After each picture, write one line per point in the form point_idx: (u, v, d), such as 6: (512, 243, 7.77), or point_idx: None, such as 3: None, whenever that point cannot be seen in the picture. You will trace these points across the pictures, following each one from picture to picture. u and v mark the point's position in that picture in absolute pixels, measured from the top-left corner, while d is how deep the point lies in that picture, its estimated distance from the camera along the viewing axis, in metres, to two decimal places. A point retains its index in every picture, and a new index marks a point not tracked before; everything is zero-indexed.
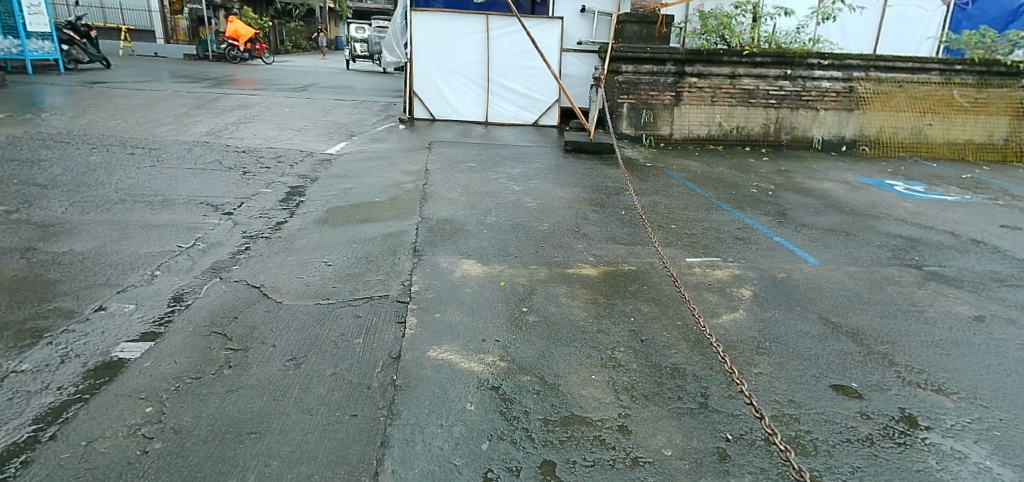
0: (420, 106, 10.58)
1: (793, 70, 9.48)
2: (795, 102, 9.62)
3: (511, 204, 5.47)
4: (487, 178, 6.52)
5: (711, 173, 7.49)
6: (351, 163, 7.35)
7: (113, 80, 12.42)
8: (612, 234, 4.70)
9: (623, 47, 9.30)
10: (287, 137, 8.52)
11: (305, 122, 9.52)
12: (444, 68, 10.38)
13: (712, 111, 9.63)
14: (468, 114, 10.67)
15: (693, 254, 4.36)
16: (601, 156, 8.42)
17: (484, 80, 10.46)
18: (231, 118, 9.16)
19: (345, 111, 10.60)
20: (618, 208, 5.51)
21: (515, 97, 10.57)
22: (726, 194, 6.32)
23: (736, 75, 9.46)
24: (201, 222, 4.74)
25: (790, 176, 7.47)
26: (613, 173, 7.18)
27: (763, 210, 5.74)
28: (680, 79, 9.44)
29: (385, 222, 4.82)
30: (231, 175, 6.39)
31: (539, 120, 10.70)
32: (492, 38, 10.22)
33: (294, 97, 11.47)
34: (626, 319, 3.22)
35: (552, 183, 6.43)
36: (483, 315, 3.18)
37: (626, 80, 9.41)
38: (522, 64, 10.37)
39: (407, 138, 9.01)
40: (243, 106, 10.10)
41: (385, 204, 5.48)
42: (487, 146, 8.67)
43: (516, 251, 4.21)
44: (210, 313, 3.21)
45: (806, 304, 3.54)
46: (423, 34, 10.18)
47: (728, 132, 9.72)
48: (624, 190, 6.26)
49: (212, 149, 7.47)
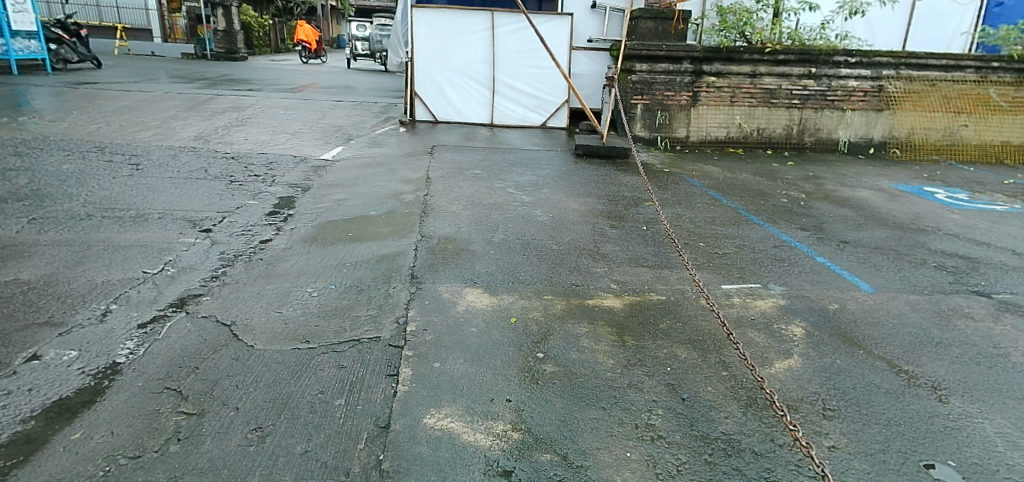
0: (422, 107, 10.07)
1: (818, 69, 9.05)
2: (820, 102, 9.17)
3: (519, 218, 4.96)
4: (493, 186, 6.00)
5: (735, 180, 6.96)
6: (346, 171, 6.86)
7: (103, 80, 11.96)
8: (635, 255, 4.17)
9: (636, 45, 8.83)
10: (279, 142, 8.05)
11: (300, 124, 9.04)
12: (447, 67, 9.87)
13: (732, 112, 9.16)
14: (472, 116, 10.14)
15: (728, 277, 3.84)
16: (614, 161, 7.90)
17: (488, 80, 9.94)
18: (221, 121, 8.68)
19: (343, 113, 10.10)
20: (638, 222, 4.99)
21: (521, 98, 10.04)
22: (754, 204, 5.80)
23: (757, 74, 9.01)
24: (174, 242, 4.25)
25: (820, 183, 6.93)
26: (629, 180, 6.66)
27: (798, 223, 5.20)
28: (698, 78, 9.00)
29: (380, 242, 4.30)
30: (215, 184, 5.92)
31: (548, 122, 10.16)
32: (497, 36, 9.70)
33: (289, 98, 10.98)
34: (662, 369, 2.67)
35: (563, 193, 5.92)
36: (490, 365, 2.65)
37: (640, 80, 8.93)
38: (529, 63, 9.87)
39: (408, 141, 8.50)
40: (235, 108, 9.64)
41: (381, 218, 4.98)
42: (493, 150, 8.16)
43: (528, 276, 3.69)
44: (167, 361, 2.70)
45: (870, 344, 3.01)
46: (424, 32, 9.66)
47: (749, 134, 9.24)
48: (643, 201, 5.73)
49: (198, 156, 7.02)
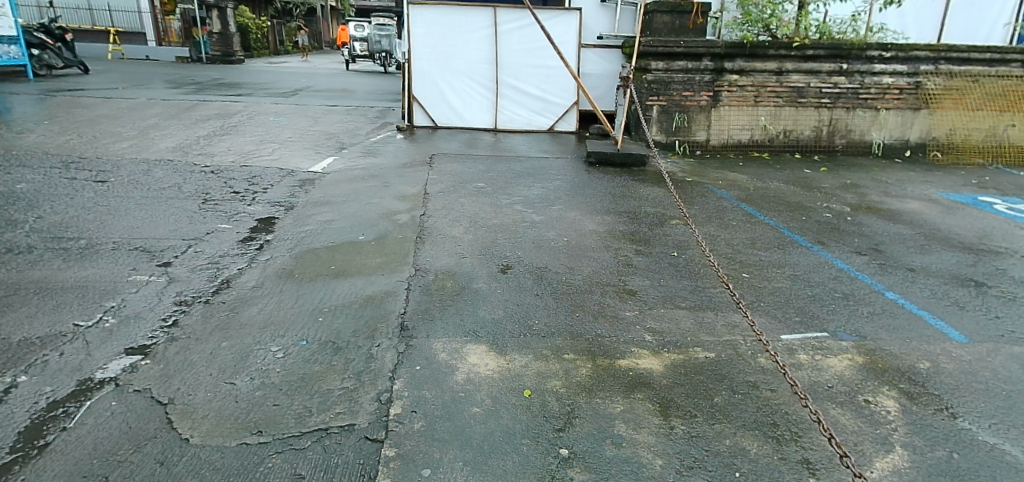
0: (421, 112, 9.42)
1: (850, 64, 8.34)
2: (852, 101, 8.48)
3: (530, 243, 4.32)
4: (499, 204, 5.36)
5: (768, 191, 6.28)
6: (336, 186, 6.23)
7: (85, 86, 11.37)
8: (670, 292, 3.51)
9: (652, 41, 8.14)
10: (266, 152, 7.43)
11: (290, 132, 8.42)
12: (447, 68, 9.21)
13: (756, 113, 8.48)
14: (474, 121, 9.47)
15: (785, 323, 3.16)
16: (631, 169, 7.23)
17: (492, 82, 9.27)
18: (204, 130, 8.07)
19: (337, 118, 9.47)
20: (667, 246, 4.33)
21: (527, 100, 9.36)
22: (794, 221, 5.13)
23: (784, 72, 8.32)
24: (124, 280, 3.60)
25: (861, 193, 6.26)
26: (650, 192, 6.02)
27: (850, 244, 4.54)
28: (719, 76, 8.28)
29: (367, 279, 3.65)
30: (187, 204, 5.30)
31: (556, 125, 9.47)
32: (501, 34, 9.02)
33: (281, 103, 10.36)
34: (728, 475, 2.00)
35: (577, 209, 5.28)
36: (499, 473, 1.99)
37: (656, 79, 8.23)
38: (536, 63, 9.19)
39: (406, 150, 7.87)
40: (221, 115, 9.03)
41: (370, 245, 4.32)
42: (497, 159, 7.51)
43: (543, 326, 3.03)
44: (70, 467, 2.04)
45: (989, 426, 2.34)
46: (422, 31, 9.00)
47: (774, 137, 8.57)
48: (670, 218, 5.06)
49: (174, 170, 6.40)
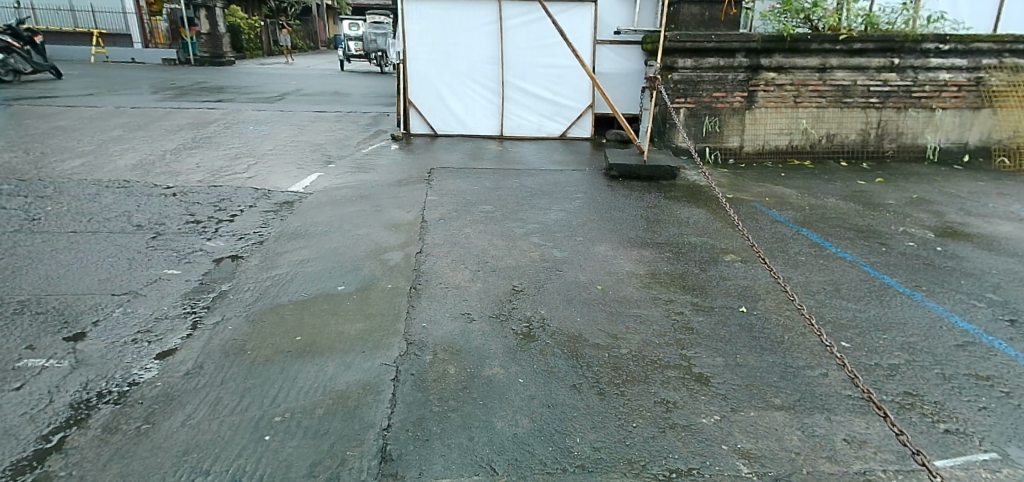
0: (418, 118, 8.47)
1: (902, 59, 7.40)
2: (903, 100, 7.51)
3: (554, 296, 3.38)
4: (510, 235, 4.43)
5: (826, 210, 5.34)
6: (319, 211, 5.34)
7: (54, 93, 10.51)
8: (752, 377, 2.58)
9: (679, 36, 7.21)
10: (240, 169, 6.53)
11: (271, 144, 7.51)
12: (447, 70, 8.28)
13: (796, 115, 7.54)
14: (478, 127, 8.53)
15: (927, 435, 2.23)
16: (659, 184, 6.29)
17: (497, 84, 8.33)
18: (173, 144, 7.17)
19: (325, 127, 8.57)
20: (729, 296, 3.41)
21: (536, 104, 8.41)
22: (874, 254, 4.19)
23: (827, 68, 7.40)
24: (10, 368, 2.68)
25: (937, 212, 5.32)
26: (690, 215, 5.08)
27: (956, 288, 3.60)
28: (754, 74, 7.36)
29: (341, 359, 2.73)
30: (132, 239, 4.38)
31: (568, 131, 8.51)
32: (506, 29, 8.09)
33: (265, 109, 9.47)
34: None
35: (606, 241, 4.35)
36: None
37: (683, 79, 7.31)
38: (546, 62, 8.24)
39: (401, 164, 6.96)
40: (195, 126, 8.13)
41: (351, 300, 3.39)
42: (504, 172, 6.59)
43: (588, 450, 2.09)
44: None
45: None
46: (418, 27, 8.08)
47: (816, 141, 7.62)
48: (720, 251, 4.14)
49: (129, 194, 5.49)
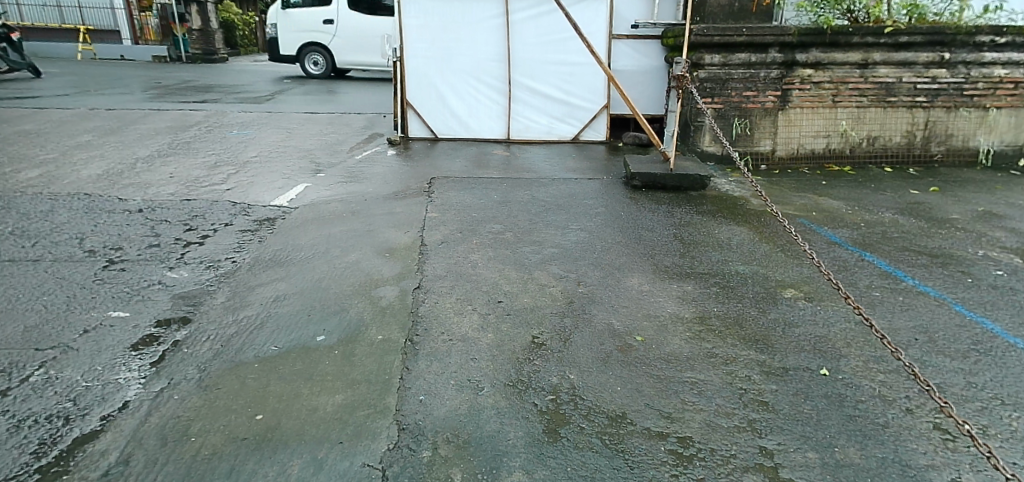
0: (416, 121, 7.80)
1: (953, 53, 6.72)
2: (953, 98, 6.85)
3: (587, 350, 2.72)
4: (524, 264, 3.78)
5: (885, 228, 4.66)
6: (303, 231, 4.70)
7: (27, 94, 9.89)
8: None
9: (707, 29, 6.57)
10: (219, 180, 5.91)
11: (255, 152, 6.87)
12: (449, 67, 7.60)
13: (834, 116, 6.90)
14: (483, 130, 7.84)
15: None
16: (687, 195, 5.62)
17: (503, 83, 7.65)
18: (146, 152, 6.53)
19: (317, 131, 7.92)
20: (802, 351, 2.73)
21: (546, 104, 7.71)
22: (960, 286, 3.52)
23: (870, 64, 6.74)
24: None
25: (1012, 229, 4.64)
26: (729, 235, 4.42)
27: None
28: (789, 71, 6.74)
29: (310, 456, 2.04)
30: (77, 269, 3.73)
31: (581, 134, 7.82)
32: (513, 24, 7.41)
33: (252, 111, 8.83)
34: None
35: (639, 270, 3.70)
36: None
37: (710, 76, 6.70)
38: (557, 58, 7.54)
39: (398, 174, 6.31)
40: (174, 130, 7.51)
41: (331, 356, 2.72)
42: (512, 182, 5.95)
43: None
44: None
45: None
46: (417, 22, 7.41)
47: (856, 145, 6.96)
48: (775, 286, 3.48)
49: (87, 210, 4.85)
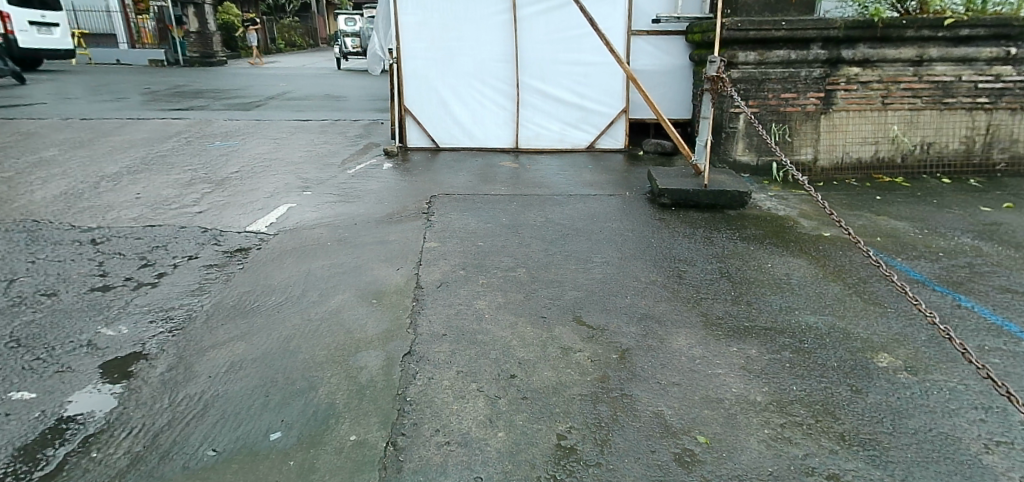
0: (416, 129, 7.09)
1: (1020, 48, 5.93)
2: (1019, 99, 6.06)
3: (633, 461, 2.00)
4: (542, 316, 3.05)
5: (970, 258, 3.91)
6: (280, 266, 4.00)
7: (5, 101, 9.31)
8: None
9: (742, 22, 5.81)
10: (190, 200, 5.23)
11: (237, 166, 6.19)
12: (451, 70, 6.87)
13: (884, 120, 6.12)
14: (489, 139, 7.11)
15: None
16: (725, 215, 4.89)
17: (510, 86, 6.92)
18: (114, 167, 5.87)
19: (308, 141, 7.23)
20: (929, 465, 1.99)
21: (558, 109, 6.98)
22: None
23: (926, 61, 5.96)
24: None
25: None
26: (787, 270, 3.68)
27: None
28: (833, 69, 5.97)
29: None
30: None
31: (597, 142, 7.09)
32: (521, 20, 6.68)
33: (240, 118, 8.16)
34: None
35: (684, 323, 2.97)
36: None
37: (744, 76, 5.94)
38: (570, 58, 6.80)
39: (394, 191, 5.61)
40: (151, 141, 6.85)
41: (285, 472, 2.00)
42: (522, 201, 5.24)
43: None
44: None
45: None
46: (414, 19, 6.69)
47: (908, 152, 6.18)
48: (858, 347, 2.76)
49: (30, 242, 4.18)
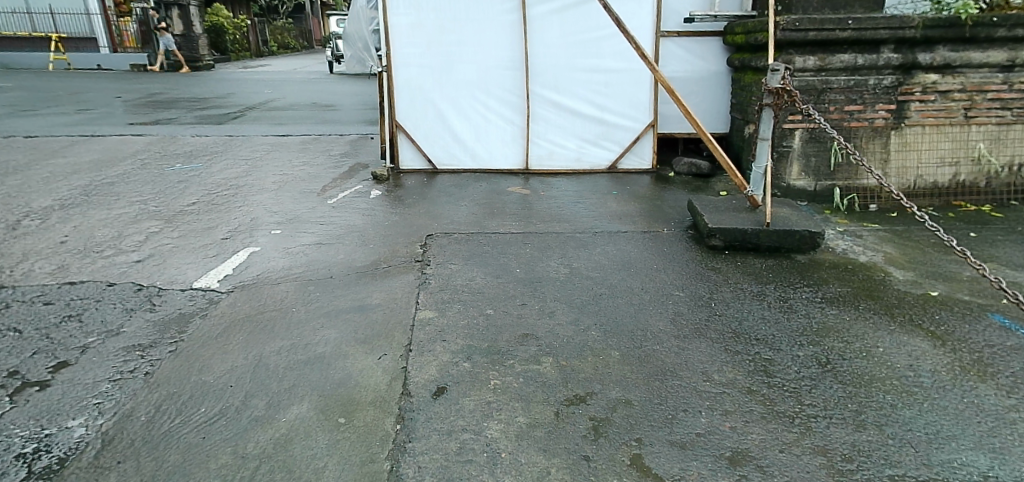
0: (410, 148, 6.11)
1: None
2: None
3: None
4: (585, 457, 2.09)
5: None
6: (227, 347, 3.03)
7: None
8: None
9: (799, 21, 4.85)
10: (130, 244, 4.27)
11: (197, 196, 5.23)
12: (449, 79, 5.89)
13: (966, 136, 5.12)
14: (495, 159, 6.12)
15: None
16: (793, 263, 3.92)
17: (518, 97, 5.94)
18: (46, 201, 4.91)
19: (285, 161, 6.27)
20: None
21: (575, 124, 6.00)
22: None
23: (1019, 65, 4.95)
24: None
25: None
26: (910, 363, 2.71)
27: None
28: (907, 77, 4.99)
29: None
30: None
31: (620, 161, 6.10)
32: (531, 21, 5.70)
33: (211, 134, 7.20)
34: None
35: (799, 474, 2.00)
36: None
37: (801, 86, 4.98)
38: (588, 64, 5.83)
39: (381, 229, 4.64)
40: (100, 164, 5.89)
41: None
42: (538, 243, 4.27)
43: None
44: None
45: None
46: (406, 20, 5.71)
47: (994, 175, 5.19)
48: None
49: None
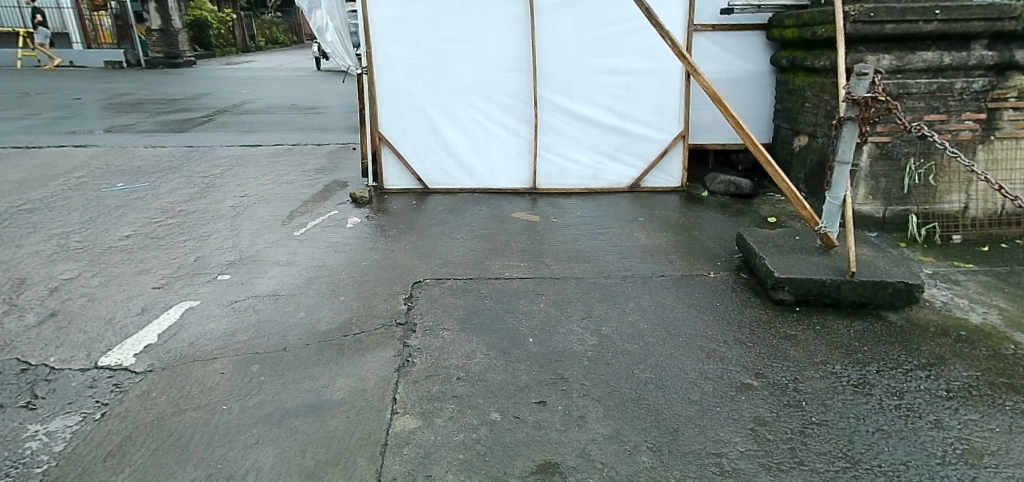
0: (396, 163, 5.18)
1: None
2: None
3: None
4: None
5: None
6: (114, 474, 2.10)
7: None
8: None
9: (874, 11, 3.98)
10: (31, 298, 3.35)
11: (133, 226, 4.30)
12: (442, 82, 4.95)
13: None
14: (497, 176, 5.20)
15: None
16: (887, 326, 3.00)
17: (524, 103, 5.00)
18: None
19: (250, 179, 5.33)
20: None
21: (591, 135, 5.08)
22: None
23: None
24: None
25: None
26: None
27: None
28: (1003, 79, 4.08)
29: None
30: None
31: (644, 178, 5.18)
32: (540, 13, 4.76)
33: (168, 145, 6.26)
34: None
35: None
36: None
37: None
38: (607, 64, 4.90)
39: (355, 273, 3.71)
40: (26, 184, 4.95)
41: None
42: (552, 295, 3.36)
43: None
44: None
45: None
46: (391, 12, 4.77)
47: None
48: None
49: None
